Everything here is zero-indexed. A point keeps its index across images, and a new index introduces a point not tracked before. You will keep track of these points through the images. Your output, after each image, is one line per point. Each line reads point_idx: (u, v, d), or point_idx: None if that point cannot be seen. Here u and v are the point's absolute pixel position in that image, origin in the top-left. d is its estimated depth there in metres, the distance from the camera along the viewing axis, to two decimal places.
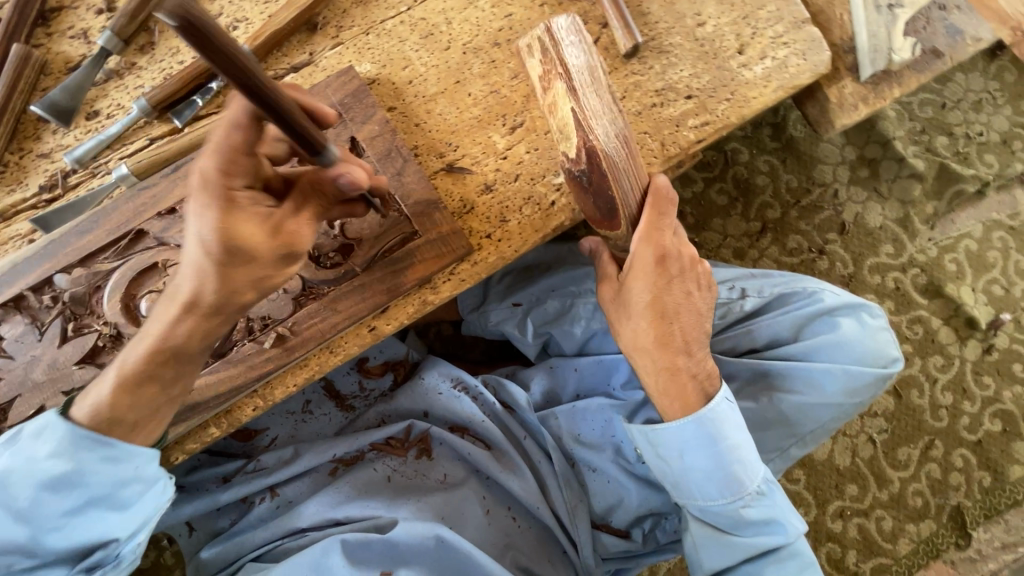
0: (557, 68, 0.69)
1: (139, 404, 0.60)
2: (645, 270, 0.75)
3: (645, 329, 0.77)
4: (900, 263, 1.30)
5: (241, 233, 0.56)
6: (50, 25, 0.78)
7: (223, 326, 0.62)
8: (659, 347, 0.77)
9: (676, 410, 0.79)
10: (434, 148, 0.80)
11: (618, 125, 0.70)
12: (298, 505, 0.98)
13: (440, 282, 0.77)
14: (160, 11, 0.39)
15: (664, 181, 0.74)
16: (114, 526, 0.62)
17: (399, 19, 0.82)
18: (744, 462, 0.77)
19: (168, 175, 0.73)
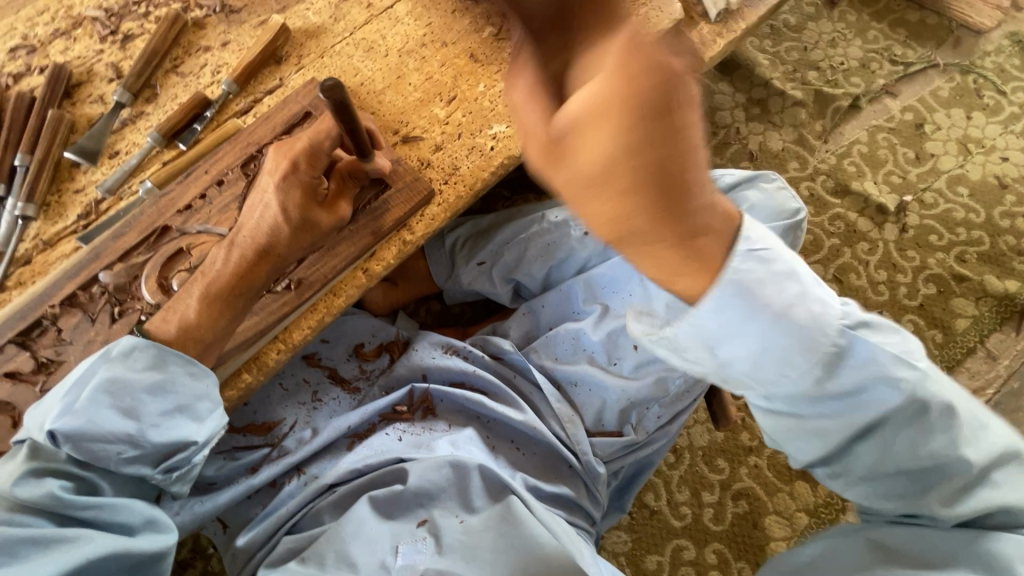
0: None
1: (215, 327, 0.81)
2: (597, 117, 0.49)
3: (602, 209, 0.50)
4: (807, 173, 1.52)
5: (314, 213, 0.85)
6: (73, 97, 0.99)
7: (282, 270, 0.87)
8: (656, 221, 0.49)
9: (700, 287, 0.58)
10: (390, 126, 1.00)
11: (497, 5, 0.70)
12: (325, 469, 1.10)
13: (414, 224, 0.94)
14: (322, 88, 0.72)
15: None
16: (192, 431, 0.79)
17: (345, 42, 1.05)
18: (813, 324, 0.60)
19: (182, 181, 0.91)
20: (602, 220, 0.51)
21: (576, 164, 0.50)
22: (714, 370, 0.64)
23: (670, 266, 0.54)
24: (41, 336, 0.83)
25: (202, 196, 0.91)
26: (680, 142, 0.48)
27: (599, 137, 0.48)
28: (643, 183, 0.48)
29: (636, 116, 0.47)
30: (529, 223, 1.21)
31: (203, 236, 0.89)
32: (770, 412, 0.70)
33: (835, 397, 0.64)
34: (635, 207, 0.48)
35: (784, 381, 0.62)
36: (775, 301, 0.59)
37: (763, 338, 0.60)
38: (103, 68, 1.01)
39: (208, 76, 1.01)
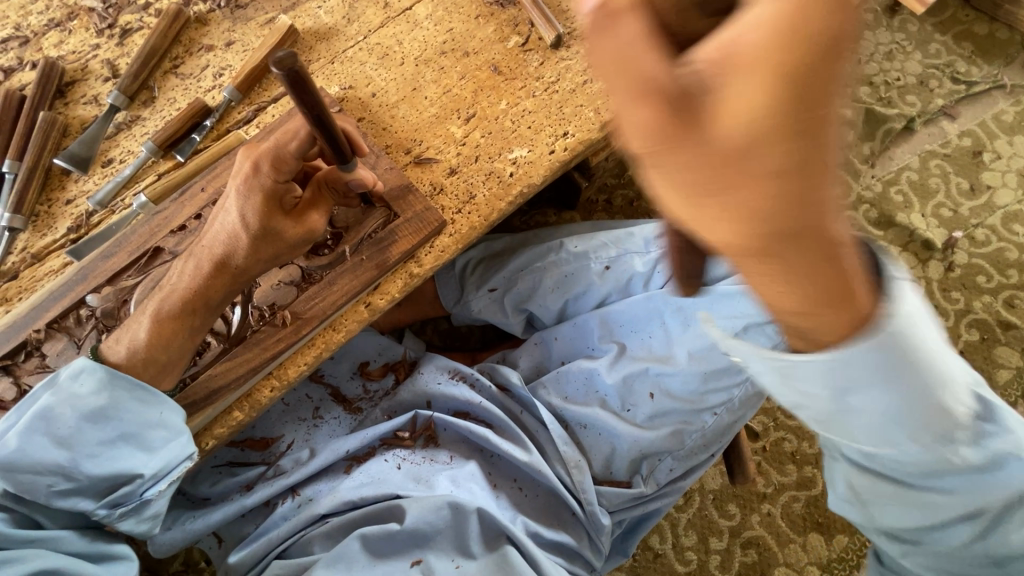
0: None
1: (171, 346, 0.75)
2: (748, 63, 0.36)
3: (778, 183, 0.37)
4: (849, 202, 1.40)
5: (276, 221, 0.75)
6: (66, 96, 0.92)
7: (245, 283, 0.79)
8: (809, 232, 0.39)
9: (831, 329, 0.46)
10: (402, 145, 0.92)
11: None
12: (320, 494, 1.04)
13: (423, 256, 0.87)
14: (274, 62, 0.56)
15: None
16: (139, 463, 0.74)
17: (358, 47, 0.96)
18: (956, 392, 0.53)
19: (177, 199, 0.85)
20: (737, 234, 0.40)
21: (684, 155, 0.39)
22: (827, 413, 0.54)
23: (814, 308, 0.43)
24: (24, 361, 0.79)
25: (197, 216, 0.84)
26: None
27: (751, 85, 0.36)
28: (795, 162, 0.36)
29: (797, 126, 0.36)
30: (546, 250, 1.14)
31: None
32: (865, 471, 0.63)
33: (969, 468, 0.57)
34: (795, 200, 0.37)
35: (912, 445, 0.54)
36: (934, 349, 0.50)
37: (909, 398, 0.50)
38: (99, 65, 0.93)
39: (210, 79, 0.94)
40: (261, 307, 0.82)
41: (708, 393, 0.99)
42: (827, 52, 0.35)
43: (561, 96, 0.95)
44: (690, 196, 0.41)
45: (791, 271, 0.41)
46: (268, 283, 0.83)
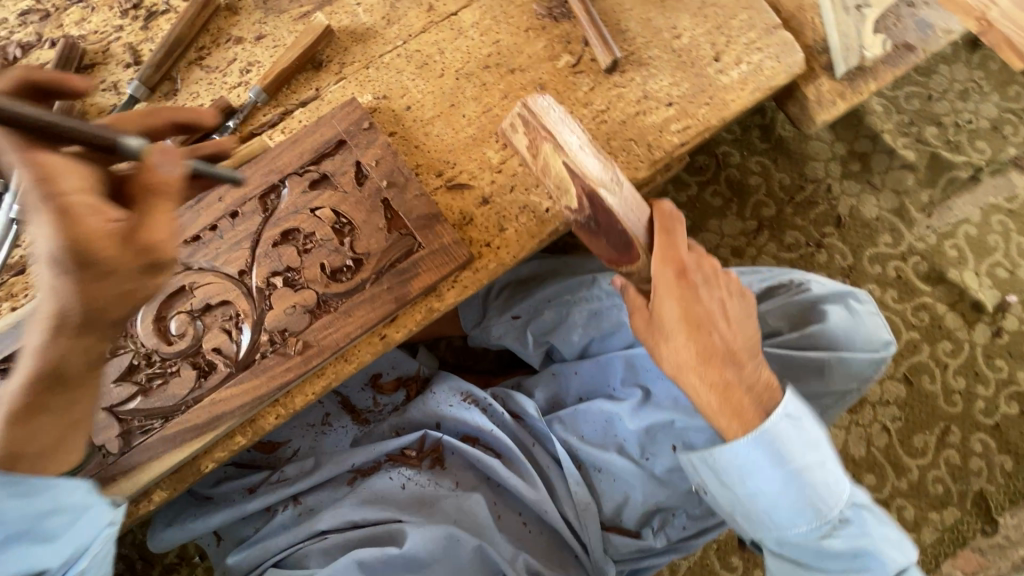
0: (542, 133, 0.76)
1: (35, 439, 0.56)
2: (668, 288, 0.78)
3: (685, 345, 0.77)
4: (899, 251, 1.31)
5: (94, 245, 0.51)
6: (85, 80, 0.87)
7: (104, 341, 0.57)
8: (704, 361, 0.77)
9: (736, 429, 0.77)
10: (434, 166, 0.86)
11: (609, 170, 0.78)
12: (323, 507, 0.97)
13: (445, 290, 0.82)
14: None
15: (667, 207, 0.81)
16: (42, 558, 0.59)
17: (396, 53, 0.90)
18: (819, 488, 0.75)
19: (192, 205, 0.80)
20: (684, 359, 0.77)
21: (660, 320, 0.78)
22: (735, 497, 0.78)
23: (724, 404, 0.77)
24: None
25: (212, 227, 0.80)
26: (728, 327, 0.79)
27: (671, 302, 0.78)
28: (691, 333, 0.77)
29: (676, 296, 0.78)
30: (576, 284, 1.08)
31: (209, 274, 0.79)
32: (776, 556, 0.80)
33: (838, 553, 0.75)
34: (701, 348, 0.77)
35: (795, 527, 0.76)
36: (800, 458, 0.75)
37: (782, 482, 0.75)
38: (121, 49, 0.88)
39: (236, 75, 0.88)
40: (273, 333, 0.77)
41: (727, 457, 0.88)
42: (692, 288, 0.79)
43: (610, 128, 0.88)
44: (659, 341, 0.79)
45: (718, 387, 0.77)
46: (280, 306, 0.78)
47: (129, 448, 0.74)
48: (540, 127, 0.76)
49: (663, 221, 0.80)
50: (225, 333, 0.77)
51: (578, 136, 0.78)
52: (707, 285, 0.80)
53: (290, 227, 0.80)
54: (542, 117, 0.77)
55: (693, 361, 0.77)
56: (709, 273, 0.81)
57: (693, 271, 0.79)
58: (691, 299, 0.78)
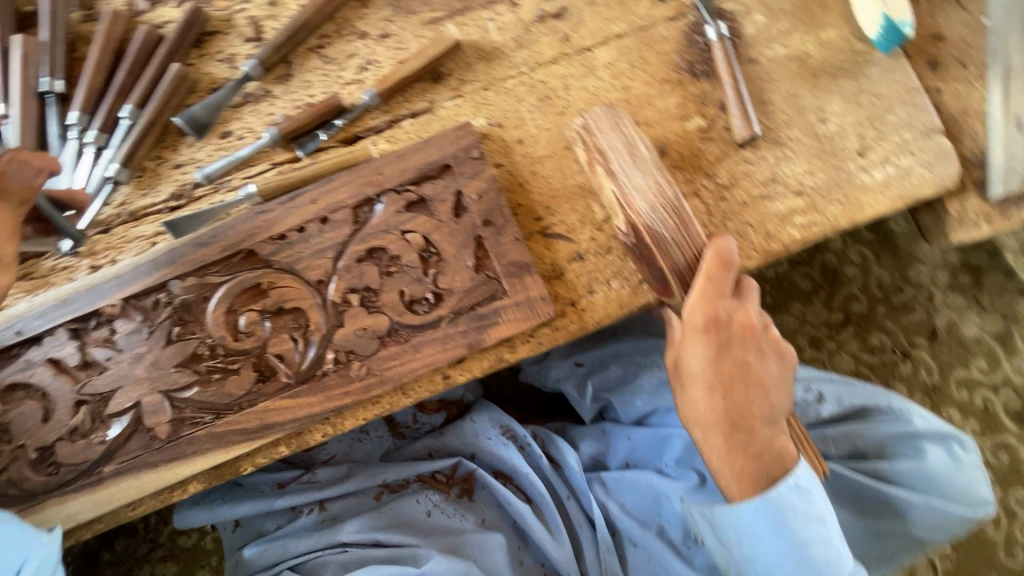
0: (598, 154, 0.74)
1: None
2: (696, 331, 0.71)
3: (700, 400, 0.71)
4: (992, 381, 1.20)
5: None
6: (203, 47, 0.84)
7: None
8: (719, 421, 0.71)
9: (735, 492, 0.72)
10: (533, 210, 0.81)
11: (659, 196, 0.72)
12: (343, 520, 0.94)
13: (518, 343, 0.78)
14: None
15: (722, 243, 0.70)
16: None
17: (519, 79, 0.84)
18: (819, 562, 0.72)
19: (284, 202, 0.78)
20: (698, 413, 0.72)
21: (682, 367, 0.72)
22: (726, 552, 0.75)
23: (729, 468, 0.71)
24: (94, 330, 0.75)
25: (299, 228, 0.77)
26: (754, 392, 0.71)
27: (697, 350, 0.71)
28: (712, 388, 0.71)
29: (708, 347, 0.70)
30: (651, 346, 1.00)
31: (287, 276, 0.76)
32: None
33: None
34: (719, 411, 0.71)
35: None
36: (803, 532, 0.71)
37: (782, 552, 0.71)
38: (244, 21, 0.85)
39: (353, 71, 0.84)
40: (338, 352, 0.75)
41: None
42: (723, 342, 0.71)
43: (728, 207, 0.82)
44: (677, 387, 0.73)
45: (725, 449, 0.71)
46: (350, 325, 0.75)
47: (177, 436, 0.74)
48: (594, 146, 0.74)
49: (717, 263, 0.70)
50: (290, 340, 0.75)
51: (635, 159, 0.73)
52: (743, 342, 0.71)
53: (377, 245, 0.77)
54: (600, 136, 0.73)
55: (705, 417, 0.71)
56: (742, 329, 0.72)
57: (727, 322, 0.71)
58: (718, 352, 0.71)
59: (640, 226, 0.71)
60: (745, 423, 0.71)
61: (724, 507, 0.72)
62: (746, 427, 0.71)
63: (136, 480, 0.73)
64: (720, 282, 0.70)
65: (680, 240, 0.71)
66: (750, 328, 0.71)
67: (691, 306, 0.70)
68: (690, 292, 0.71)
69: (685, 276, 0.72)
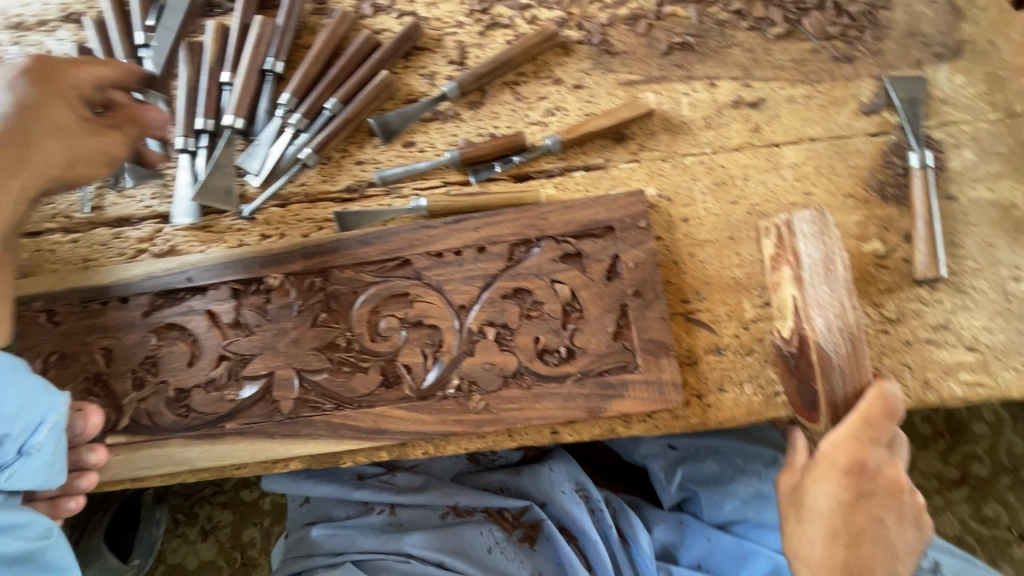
0: (789, 255, 0.66)
1: None
2: (833, 472, 0.66)
3: (817, 542, 0.68)
4: None
5: None
6: (410, 60, 0.90)
7: None
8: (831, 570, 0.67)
9: None
10: (682, 291, 0.80)
11: (842, 319, 0.64)
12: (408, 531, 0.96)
13: (634, 420, 0.77)
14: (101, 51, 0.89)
15: (889, 391, 0.65)
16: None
17: (699, 158, 0.84)
18: None
19: (449, 223, 0.80)
20: (810, 554, 0.68)
21: (806, 502, 0.68)
22: None
23: None
24: (251, 295, 0.80)
25: (457, 251, 0.80)
26: (878, 552, 0.67)
27: (828, 491, 0.66)
28: (835, 535, 0.67)
29: (842, 492, 0.66)
30: (753, 453, 0.94)
31: (434, 293, 0.79)
32: None
33: None
34: (836, 560, 0.67)
35: None
36: None
37: None
38: (452, 44, 0.90)
39: (539, 113, 0.86)
40: (463, 380, 0.77)
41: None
42: (860, 491, 0.66)
43: (890, 342, 0.77)
44: (796, 519, 0.70)
45: None
46: (480, 356, 0.77)
47: (297, 415, 0.78)
48: (787, 246, 0.67)
49: (877, 409, 0.65)
50: (422, 355, 0.78)
51: (829, 272, 0.64)
52: (880, 497, 0.67)
53: (525, 286, 0.78)
54: (802, 239, 0.65)
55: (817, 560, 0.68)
56: (886, 484, 0.68)
57: (871, 473, 0.67)
58: (851, 500, 0.66)
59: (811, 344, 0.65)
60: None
61: None
62: None
63: (252, 444, 0.77)
64: (873, 429, 0.66)
65: (848, 373, 0.65)
66: (893, 485, 0.68)
67: (834, 445, 0.66)
68: (840, 431, 0.66)
69: (839, 412, 0.67)
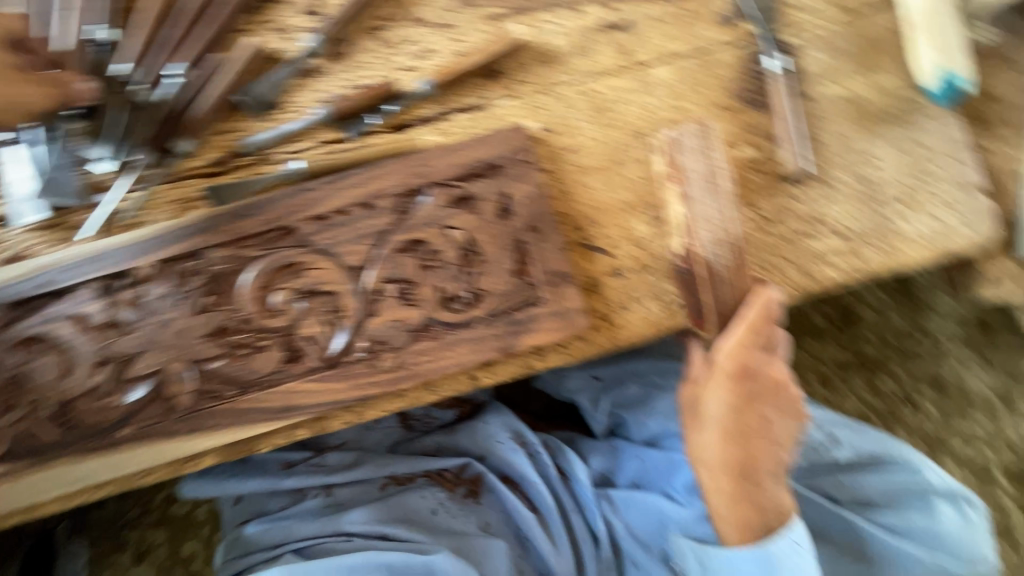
0: (677, 173, 0.68)
1: None
2: (721, 380, 0.71)
3: (713, 445, 0.73)
4: (990, 436, 1.22)
5: None
6: (255, 14, 0.83)
7: None
8: (726, 468, 0.73)
9: (733, 537, 0.75)
10: (577, 220, 0.81)
11: (727, 232, 0.67)
12: (347, 509, 0.94)
13: (548, 352, 0.78)
14: None
15: (769, 298, 0.70)
16: None
17: (575, 87, 0.84)
18: None
19: (330, 183, 0.76)
20: (709, 457, 0.73)
21: (700, 411, 0.73)
22: None
23: (730, 511, 0.74)
24: (121, 289, 0.73)
25: (342, 211, 0.76)
26: (765, 444, 0.74)
27: (718, 397, 0.72)
28: (727, 437, 0.73)
29: (731, 397, 0.72)
30: (669, 369, 1.00)
31: (326, 259, 0.75)
32: None
33: None
34: (730, 458, 0.73)
35: None
36: None
37: None
38: None
39: (409, 59, 0.83)
40: (370, 342, 0.74)
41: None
42: (746, 394, 0.72)
43: (769, 240, 0.82)
44: (693, 428, 0.74)
45: (729, 494, 0.74)
46: (385, 315, 0.75)
47: (198, 408, 0.73)
48: (675, 164, 0.67)
49: (757, 317, 0.70)
50: (323, 323, 0.74)
51: (712, 188, 0.67)
52: (763, 397, 0.73)
53: (419, 237, 0.76)
54: (686, 156, 0.67)
55: (712, 459, 0.73)
56: (767, 382, 0.73)
57: (755, 375, 0.72)
58: (740, 402, 0.72)
59: (699, 257, 0.67)
60: (750, 472, 0.74)
61: (717, 550, 0.76)
62: (751, 476, 0.74)
63: (153, 447, 0.72)
64: (755, 336, 0.70)
65: (732, 284, 0.69)
66: (773, 381, 0.73)
67: (720, 355, 0.70)
68: (726, 339, 0.70)
69: (725, 322, 0.71)
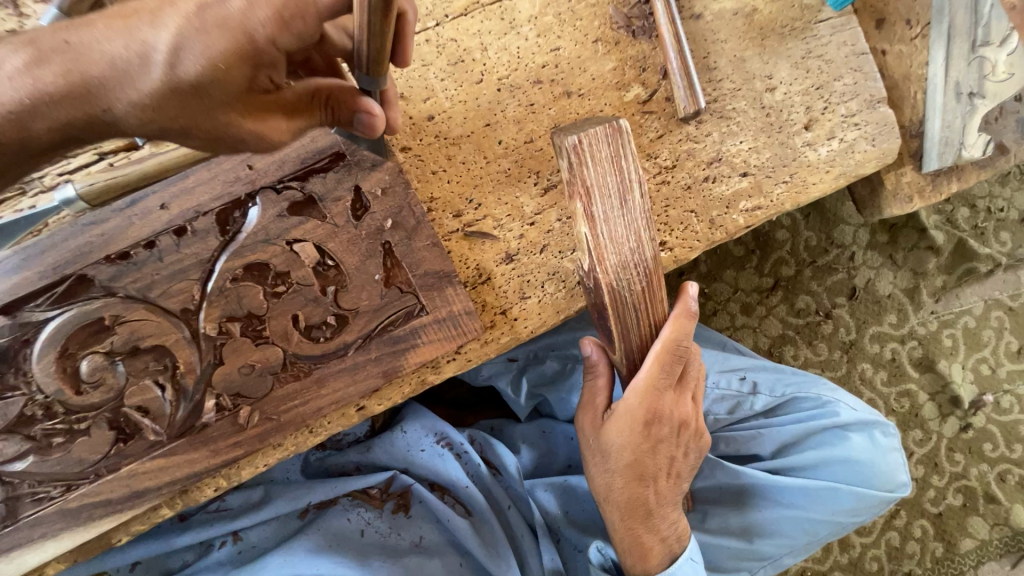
0: (580, 187, 0.55)
1: None
2: (629, 420, 0.67)
3: (619, 484, 0.69)
4: (900, 333, 1.27)
5: None
6: None
7: None
8: (630, 506, 0.70)
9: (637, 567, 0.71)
10: (451, 204, 0.69)
11: (636, 256, 0.58)
12: (264, 554, 0.84)
13: (443, 362, 0.69)
14: None
15: (681, 335, 0.64)
16: None
17: (426, 37, 0.69)
18: None
19: (123, 210, 0.59)
20: (615, 492, 0.70)
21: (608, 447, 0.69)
22: None
23: (632, 545, 0.71)
24: None
25: (148, 243, 0.60)
26: (671, 476, 0.71)
27: (624, 435, 0.67)
28: (633, 474, 0.69)
29: (639, 435, 0.67)
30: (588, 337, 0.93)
31: (139, 306, 0.59)
32: None
33: None
34: (634, 494, 0.69)
35: None
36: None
37: None
38: None
39: None
40: (223, 397, 0.61)
41: (726, 568, 0.83)
42: (654, 431, 0.68)
43: (671, 193, 0.73)
44: (602, 464, 0.70)
45: (634, 528, 0.70)
46: (233, 361, 0.61)
47: (15, 519, 0.59)
48: (579, 176, 0.55)
49: (671, 355, 0.64)
50: (155, 388, 0.60)
51: (623, 203, 0.56)
52: (673, 431, 0.69)
53: (256, 260, 0.61)
54: (593, 164, 0.54)
55: (617, 496, 0.70)
56: (676, 416, 0.69)
57: (664, 413, 0.67)
58: (648, 440, 0.68)
59: (606, 284, 0.58)
60: (654, 508, 0.70)
61: None
62: (657, 512, 0.71)
63: None
64: (668, 373, 0.65)
65: (641, 320, 0.62)
66: (684, 419, 0.70)
67: (629, 393, 0.65)
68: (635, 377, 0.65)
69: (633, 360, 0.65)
